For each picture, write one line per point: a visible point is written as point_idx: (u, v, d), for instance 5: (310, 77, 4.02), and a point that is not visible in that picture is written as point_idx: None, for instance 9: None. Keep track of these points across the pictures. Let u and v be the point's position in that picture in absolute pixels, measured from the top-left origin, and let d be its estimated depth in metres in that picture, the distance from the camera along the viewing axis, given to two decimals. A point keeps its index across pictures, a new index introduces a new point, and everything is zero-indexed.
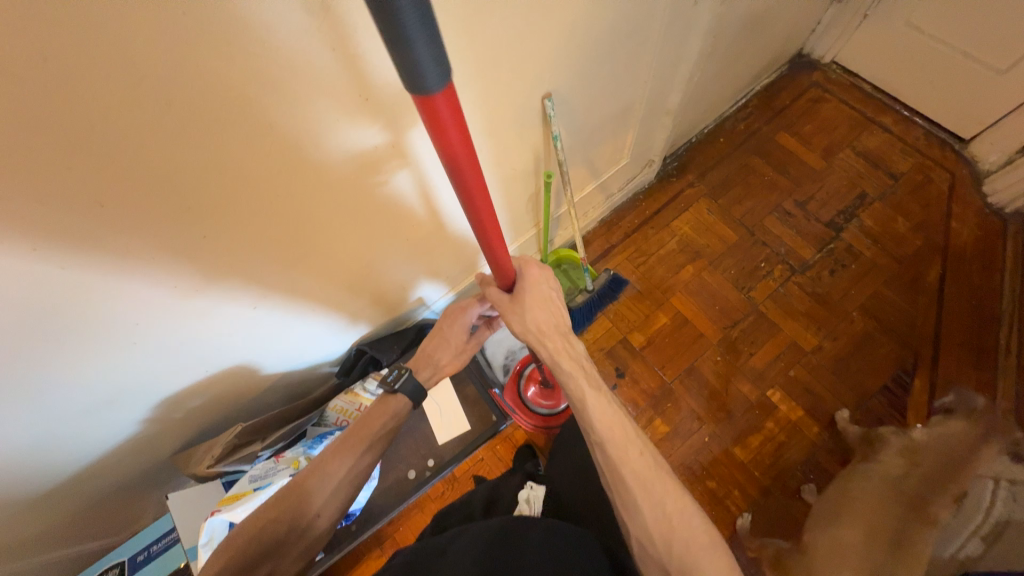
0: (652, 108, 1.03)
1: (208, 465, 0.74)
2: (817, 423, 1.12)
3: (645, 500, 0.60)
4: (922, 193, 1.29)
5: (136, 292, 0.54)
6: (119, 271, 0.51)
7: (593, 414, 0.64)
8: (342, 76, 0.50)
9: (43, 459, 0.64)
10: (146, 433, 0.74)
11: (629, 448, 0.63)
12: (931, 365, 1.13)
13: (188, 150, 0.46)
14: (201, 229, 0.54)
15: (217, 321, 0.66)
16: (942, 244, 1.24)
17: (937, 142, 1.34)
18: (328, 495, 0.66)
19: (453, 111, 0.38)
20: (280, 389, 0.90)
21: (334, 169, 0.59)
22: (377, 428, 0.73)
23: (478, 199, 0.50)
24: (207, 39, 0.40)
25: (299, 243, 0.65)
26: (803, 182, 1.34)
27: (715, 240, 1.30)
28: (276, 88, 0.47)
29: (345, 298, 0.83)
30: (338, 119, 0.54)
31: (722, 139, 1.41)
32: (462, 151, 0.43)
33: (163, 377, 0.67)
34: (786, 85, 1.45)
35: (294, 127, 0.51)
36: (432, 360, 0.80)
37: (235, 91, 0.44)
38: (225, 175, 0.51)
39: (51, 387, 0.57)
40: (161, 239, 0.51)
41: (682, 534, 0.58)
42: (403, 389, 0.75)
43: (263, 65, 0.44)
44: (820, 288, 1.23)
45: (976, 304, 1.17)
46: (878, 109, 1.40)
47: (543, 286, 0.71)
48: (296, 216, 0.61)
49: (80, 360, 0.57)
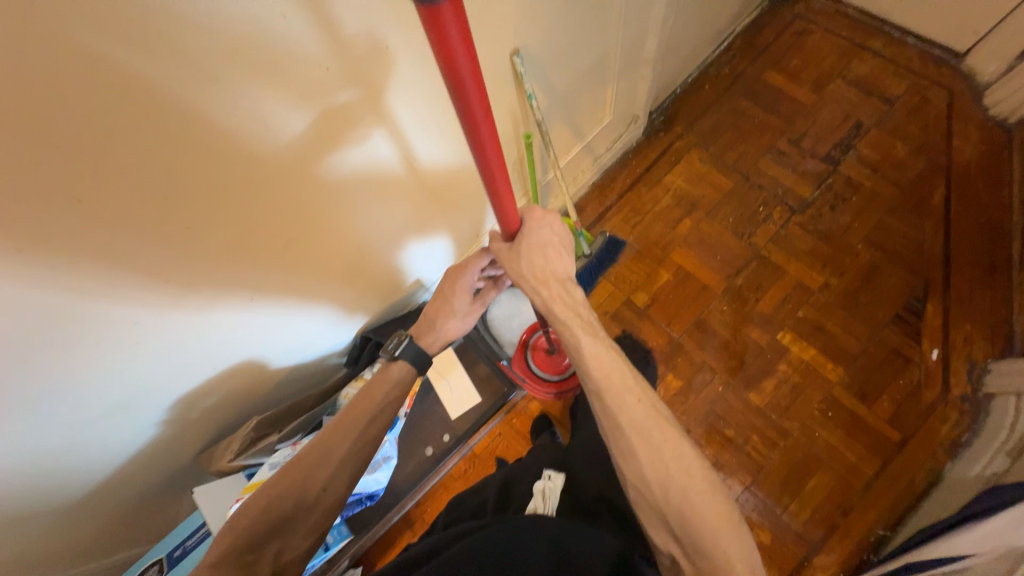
0: (629, 58, 1.00)
1: (228, 460, 0.77)
2: (830, 359, 1.11)
3: (643, 447, 0.62)
4: (919, 114, 1.25)
5: (131, 292, 0.55)
6: (110, 270, 0.52)
7: (590, 363, 0.66)
8: (299, 44, 0.49)
9: (73, 466, 0.67)
10: (167, 434, 0.76)
11: (628, 396, 0.65)
12: (942, 289, 1.11)
13: (155, 136, 0.46)
14: (184, 221, 0.54)
15: (214, 319, 0.67)
16: (945, 164, 1.20)
17: (933, 59, 1.28)
18: (334, 470, 0.69)
19: (460, 29, 0.38)
20: (293, 382, 0.92)
21: (308, 134, 0.57)
22: (379, 398, 0.75)
23: (485, 136, 0.50)
24: (154, 12, 0.39)
25: (284, 228, 0.65)
26: (795, 119, 1.30)
27: (710, 190, 1.27)
28: (239, 60, 0.46)
29: (341, 286, 0.83)
30: (301, 92, 0.53)
31: (707, 86, 1.36)
32: (471, 79, 0.43)
33: (176, 376, 0.69)
34: (769, 21, 1.39)
35: (259, 104, 0.51)
36: (435, 325, 0.82)
37: (197, 68, 0.44)
38: (197, 162, 0.50)
39: (68, 393, 0.59)
40: (143, 238, 0.52)
41: (680, 481, 0.61)
42: (403, 355, 0.77)
43: (221, 35, 0.44)
44: (823, 226, 1.20)
45: (983, 221, 1.14)
46: (867, 34, 1.34)
47: (540, 229, 0.72)
48: (277, 197, 0.61)
49: (89, 366, 0.58)
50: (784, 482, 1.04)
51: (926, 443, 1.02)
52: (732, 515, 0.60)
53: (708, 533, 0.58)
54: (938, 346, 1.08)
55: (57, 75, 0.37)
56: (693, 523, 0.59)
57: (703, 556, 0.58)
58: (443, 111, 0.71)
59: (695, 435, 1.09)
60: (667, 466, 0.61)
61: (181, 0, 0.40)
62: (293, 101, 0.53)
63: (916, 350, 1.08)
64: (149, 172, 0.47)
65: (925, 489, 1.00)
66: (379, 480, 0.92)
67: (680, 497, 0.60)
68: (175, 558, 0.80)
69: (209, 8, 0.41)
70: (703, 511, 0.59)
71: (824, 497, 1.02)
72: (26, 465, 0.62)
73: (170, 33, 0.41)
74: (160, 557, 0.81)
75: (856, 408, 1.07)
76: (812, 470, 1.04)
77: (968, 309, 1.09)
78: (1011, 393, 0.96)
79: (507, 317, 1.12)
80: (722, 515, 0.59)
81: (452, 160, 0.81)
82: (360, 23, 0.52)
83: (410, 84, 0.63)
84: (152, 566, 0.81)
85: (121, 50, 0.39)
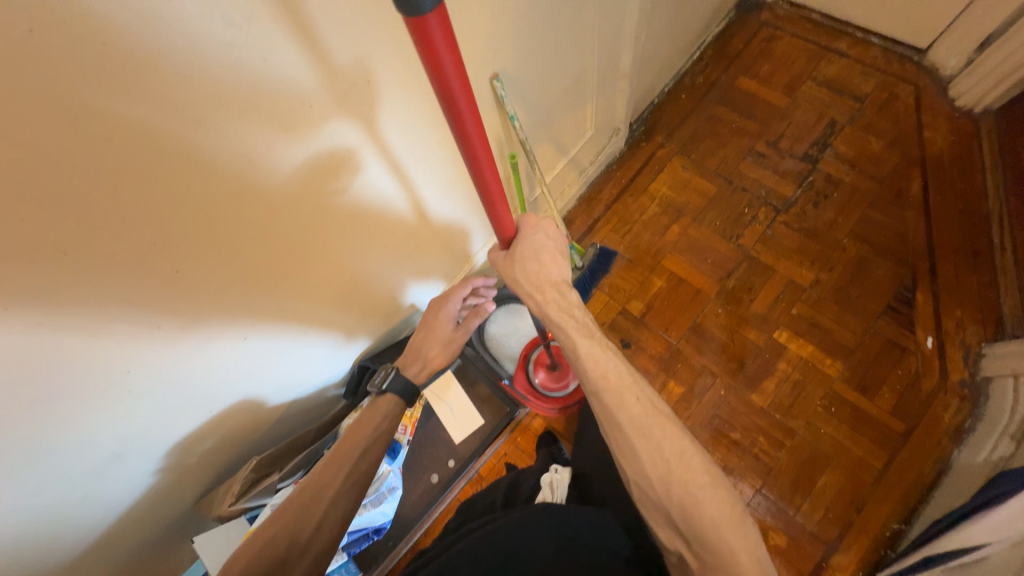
0: (604, 75, 1.02)
1: (229, 504, 0.73)
2: (829, 355, 1.11)
3: (643, 445, 0.62)
4: (889, 109, 1.28)
5: (118, 339, 0.54)
6: (97, 319, 0.51)
7: (587, 365, 0.67)
8: (279, 83, 0.50)
9: (67, 525, 0.65)
10: (163, 483, 0.74)
11: (627, 394, 0.65)
12: (930, 276, 1.13)
13: (140, 186, 0.46)
14: (173, 265, 0.54)
15: (209, 359, 0.67)
16: (919, 155, 1.23)
17: (896, 57, 1.33)
18: (327, 505, 0.68)
19: (447, 41, 0.39)
20: (292, 418, 0.90)
21: (299, 164, 0.58)
22: (370, 430, 0.75)
23: (477, 144, 0.51)
24: (134, 66, 0.40)
25: (278, 261, 0.65)
26: (771, 122, 1.33)
27: (696, 195, 1.30)
28: (227, 99, 0.47)
29: (337, 315, 0.83)
30: (284, 130, 0.54)
31: (684, 95, 1.40)
32: (461, 91, 0.44)
33: (172, 419, 0.68)
34: (737, 30, 1.44)
35: (244, 145, 0.51)
36: (420, 354, 0.84)
37: (188, 112, 0.45)
38: (186, 208, 0.51)
39: (62, 447, 0.57)
40: (136, 281, 0.52)
41: (680, 477, 0.60)
42: (391, 387, 0.78)
43: (209, 77, 0.45)
44: (808, 223, 1.22)
45: (961, 208, 1.17)
46: (832, 36, 1.38)
47: (534, 236, 0.73)
48: (272, 229, 0.61)
49: (82, 417, 0.57)
50: (794, 483, 1.03)
51: (930, 432, 1.02)
52: (735, 509, 0.60)
53: (712, 529, 0.57)
54: (933, 334, 1.09)
55: (52, 133, 0.38)
56: (695, 517, 0.58)
57: (707, 551, 0.57)
58: (429, 134, 0.72)
59: (701, 440, 1.08)
60: (671, 468, 0.61)
61: (159, 53, 0.40)
62: (283, 133, 0.54)
63: (911, 339, 1.09)
64: (141, 215, 0.48)
65: (935, 479, 0.99)
66: (385, 513, 0.89)
67: (681, 492, 0.60)
68: None
69: (200, 54, 0.43)
70: (709, 513, 0.58)
71: (836, 496, 1.01)
72: (18, 528, 0.59)
73: (164, 84, 0.42)
74: None
75: (858, 402, 1.07)
76: (820, 468, 1.03)
77: (956, 294, 1.11)
78: (1008, 373, 0.98)
79: (504, 335, 1.11)
80: (729, 512, 0.59)
81: (443, 181, 0.83)
82: (344, 55, 0.54)
83: (398, 109, 0.65)
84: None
85: (103, 104, 0.40)
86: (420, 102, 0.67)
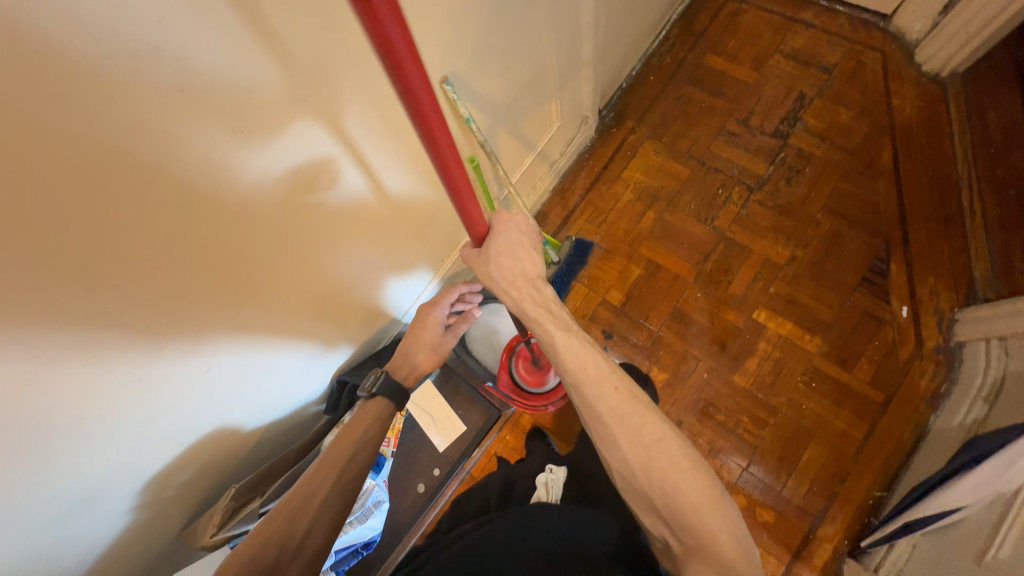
0: (566, 64, 0.99)
1: (213, 533, 0.72)
2: (807, 331, 1.12)
3: (622, 433, 0.62)
4: (858, 79, 1.27)
5: (69, 390, 0.52)
6: (41, 373, 0.48)
7: (566, 355, 0.66)
8: (210, 105, 0.46)
9: (41, 574, 0.63)
10: (143, 518, 0.73)
11: (605, 385, 0.64)
12: (903, 245, 1.14)
13: (66, 232, 0.43)
14: (116, 309, 0.51)
15: (180, 383, 0.65)
16: (889, 124, 1.23)
17: (862, 24, 1.31)
18: (314, 513, 0.67)
19: (402, 32, 0.37)
20: (271, 438, 0.89)
21: (246, 182, 0.55)
22: (360, 433, 0.76)
23: (440, 137, 0.49)
24: (39, 108, 0.36)
25: (244, 269, 0.63)
26: (740, 99, 1.32)
27: (669, 179, 1.29)
28: (178, 98, 0.44)
29: (306, 333, 0.81)
30: (226, 153, 0.51)
31: (653, 77, 1.38)
32: (421, 84, 0.42)
33: (154, 440, 0.66)
34: (702, 6, 1.41)
35: (182, 174, 0.48)
36: (408, 358, 0.85)
37: (126, 127, 0.42)
38: (123, 247, 0.48)
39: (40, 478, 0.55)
40: (81, 326, 0.49)
41: (661, 464, 0.61)
42: (380, 391, 0.78)
43: (129, 108, 0.41)
44: (781, 200, 1.22)
45: (930, 174, 1.17)
46: (797, 7, 1.36)
47: (506, 232, 0.73)
48: (233, 235, 0.58)
49: (41, 471, 0.54)
50: (779, 459, 1.05)
51: (909, 399, 1.04)
52: (717, 493, 0.60)
53: (694, 512, 0.58)
54: (908, 303, 1.10)
55: None
56: (677, 497, 0.59)
57: (689, 532, 0.58)
58: (382, 140, 0.70)
59: (688, 424, 1.09)
60: (652, 466, 0.60)
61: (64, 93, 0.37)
62: (225, 157, 0.51)
63: (887, 310, 1.10)
64: (73, 262, 0.45)
65: (914, 444, 1.02)
66: (373, 527, 0.90)
67: (664, 480, 0.60)
68: None
69: (129, 64, 0.39)
70: (693, 507, 0.58)
71: (820, 468, 1.03)
72: None
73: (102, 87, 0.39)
74: None
75: (838, 375, 1.08)
76: (804, 442, 1.05)
77: (928, 261, 1.11)
78: (981, 338, 1.00)
79: (486, 336, 1.09)
80: (712, 504, 0.59)
81: (407, 185, 0.80)
82: (280, 69, 0.50)
83: (345, 119, 0.62)
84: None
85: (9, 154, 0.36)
86: (369, 113, 0.64)
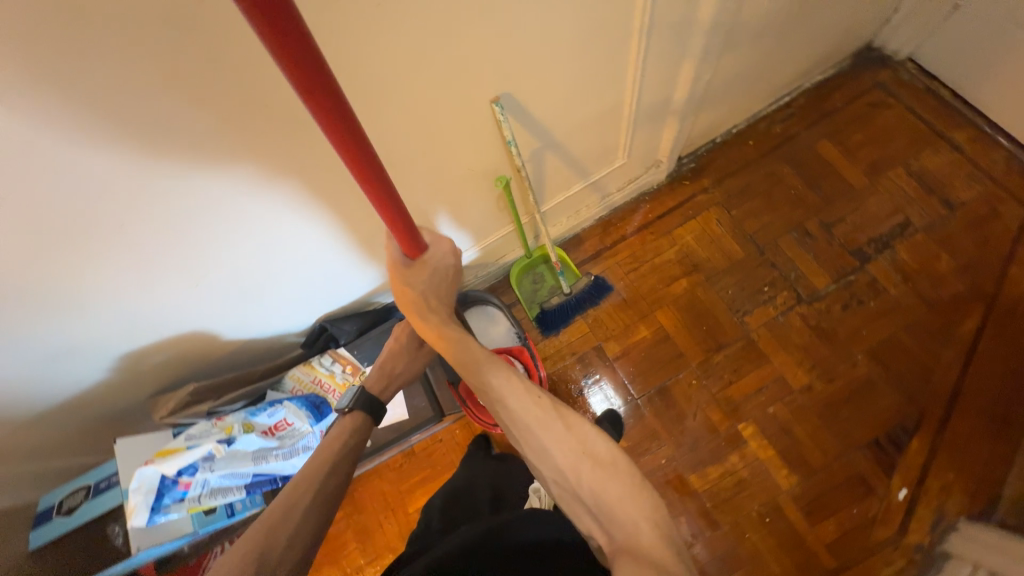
0: (651, 107, 0.93)
1: (163, 415, 0.84)
2: (787, 465, 1.05)
3: (556, 447, 0.60)
4: (981, 229, 1.09)
5: (62, 258, 0.59)
6: (40, 239, 0.56)
7: (511, 403, 0.64)
8: (227, 50, 0.48)
9: (22, 399, 0.74)
10: (118, 378, 0.82)
11: (529, 401, 0.64)
12: (937, 427, 1.01)
13: (74, 131, 0.48)
14: (110, 206, 0.57)
15: (166, 283, 0.71)
16: (992, 292, 1.06)
17: (1019, 169, 1.11)
18: (296, 525, 0.67)
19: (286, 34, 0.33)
20: (248, 352, 0.96)
21: (253, 129, 0.57)
22: (338, 445, 0.78)
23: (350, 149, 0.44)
24: (57, 17, 0.40)
25: (324, 152, 0.65)
26: (835, 201, 1.18)
27: (719, 255, 1.20)
28: (214, 27, 0.46)
29: (298, 276, 0.86)
30: (231, 96, 0.53)
31: (752, 141, 1.26)
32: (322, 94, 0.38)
33: (207, 266, 0.73)
34: (843, 84, 1.25)
35: (185, 105, 0.51)
36: (387, 380, 0.86)
37: (135, 49, 0.45)
38: (126, 156, 0.53)
39: (113, 249, 0.62)
40: (80, 211, 0.55)
41: (545, 542, 0.61)
42: (356, 404, 0.82)
43: (141, 35, 0.44)
44: (826, 323, 1.11)
45: (1012, 366, 1.01)
46: (951, 123, 1.17)
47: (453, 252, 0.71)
48: (297, 131, 0.60)
49: (29, 312, 0.63)
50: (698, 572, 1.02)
51: None
52: None
53: None
54: (910, 487, 0.99)
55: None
56: None
57: None
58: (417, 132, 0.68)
59: None
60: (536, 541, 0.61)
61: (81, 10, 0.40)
62: (232, 101, 0.53)
63: (883, 483, 1.00)
64: (76, 157, 0.50)
65: None
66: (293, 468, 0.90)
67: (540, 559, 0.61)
68: (100, 488, 0.82)
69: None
70: None
71: None
72: None
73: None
74: (89, 483, 0.84)
75: (797, 523, 1.01)
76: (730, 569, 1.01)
77: (957, 455, 0.99)
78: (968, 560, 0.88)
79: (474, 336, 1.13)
80: None
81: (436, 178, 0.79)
82: None
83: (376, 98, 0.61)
84: (80, 490, 0.84)
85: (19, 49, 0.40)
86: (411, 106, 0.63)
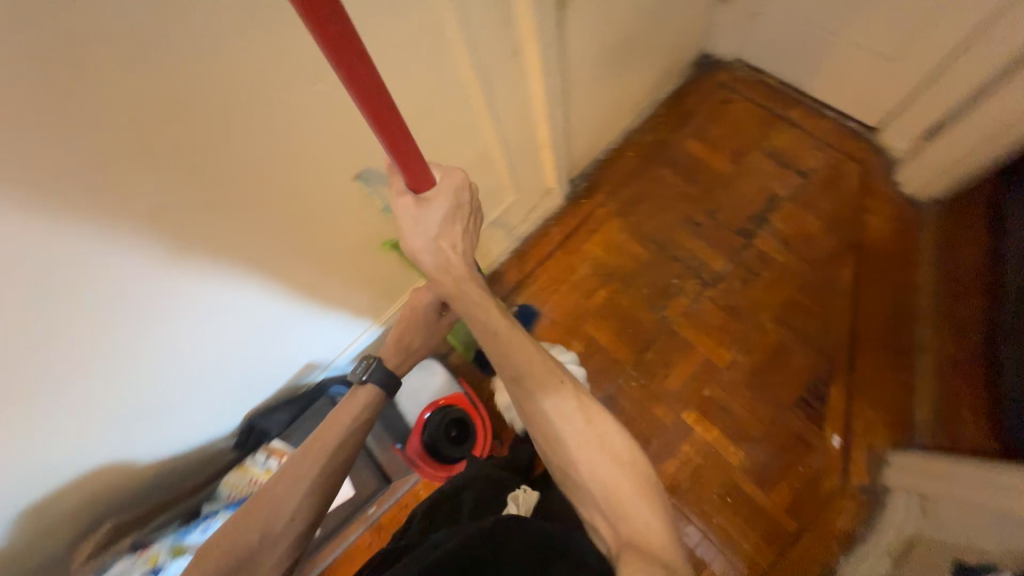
0: (521, 147, 1.02)
1: (81, 562, 0.80)
2: (733, 441, 1.10)
3: (569, 434, 0.63)
4: (834, 189, 1.25)
5: None
6: None
7: (535, 387, 0.64)
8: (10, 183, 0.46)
9: None
10: (20, 541, 0.76)
11: (550, 380, 0.64)
12: (847, 371, 1.11)
13: None
14: None
15: (46, 435, 0.67)
16: (857, 241, 1.20)
17: (848, 133, 1.29)
18: (297, 500, 0.68)
19: None
20: (173, 470, 0.91)
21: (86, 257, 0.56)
22: (348, 421, 0.74)
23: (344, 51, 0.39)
24: None
25: (183, 257, 0.65)
26: (712, 189, 1.31)
27: (627, 260, 1.29)
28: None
29: (204, 382, 0.83)
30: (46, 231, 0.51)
31: (631, 152, 1.39)
32: None
33: (104, 389, 0.69)
34: (692, 89, 1.42)
35: None
36: (404, 349, 0.82)
37: None
38: None
39: (33, 362, 0.59)
40: None
41: None
42: (370, 378, 0.78)
43: None
44: (733, 300, 1.21)
45: (890, 302, 1.14)
46: (787, 105, 1.35)
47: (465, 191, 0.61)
48: (146, 246, 0.60)
49: None
50: None
51: (822, 538, 1.01)
52: None
53: None
54: (841, 433, 1.07)
55: None
56: None
57: None
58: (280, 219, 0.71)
59: None
60: None
61: None
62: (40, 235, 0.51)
63: (817, 437, 1.07)
64: None
65: None
66: None
67: None
68: None
69: None
70: None
71: None
72: None
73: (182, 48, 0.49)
74: None
75: (755, 494, 1.06)
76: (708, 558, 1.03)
77: (870, 393, 1.08)
78: (904, 489, 0.96)
79: (416, 390, 1.14)
80: None
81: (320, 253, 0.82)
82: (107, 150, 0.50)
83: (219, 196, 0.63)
84: None
85: None
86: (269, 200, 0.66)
